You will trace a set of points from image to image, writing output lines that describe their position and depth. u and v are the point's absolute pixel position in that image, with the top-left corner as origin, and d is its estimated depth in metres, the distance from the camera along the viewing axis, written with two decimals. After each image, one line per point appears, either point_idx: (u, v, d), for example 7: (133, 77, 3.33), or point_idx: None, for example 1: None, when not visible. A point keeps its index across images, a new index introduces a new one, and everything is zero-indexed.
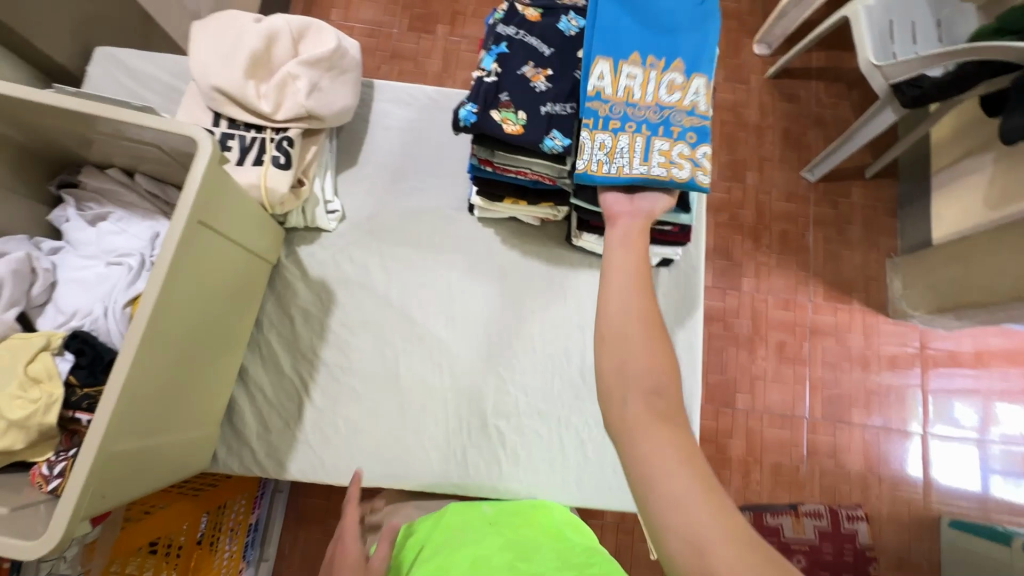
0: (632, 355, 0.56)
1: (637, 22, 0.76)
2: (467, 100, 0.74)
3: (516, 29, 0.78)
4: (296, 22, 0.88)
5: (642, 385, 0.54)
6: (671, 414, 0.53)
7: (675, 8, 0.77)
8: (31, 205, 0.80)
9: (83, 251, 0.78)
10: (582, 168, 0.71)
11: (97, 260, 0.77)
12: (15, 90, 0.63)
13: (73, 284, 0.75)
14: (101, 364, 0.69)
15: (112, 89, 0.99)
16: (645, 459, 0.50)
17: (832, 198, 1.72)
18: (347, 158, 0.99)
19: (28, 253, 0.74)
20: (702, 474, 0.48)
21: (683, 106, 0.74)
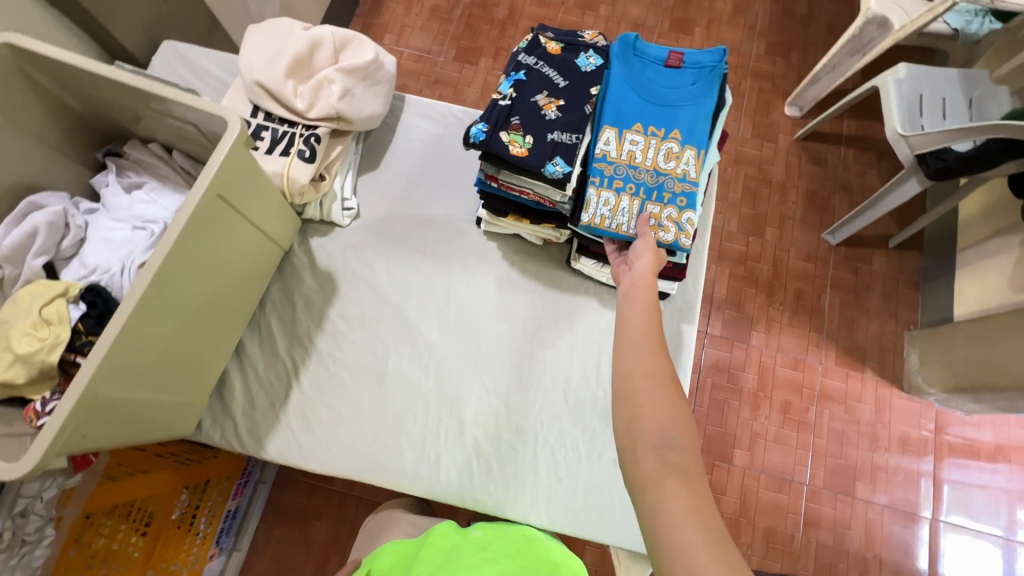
0: (640, 412, 0.55)
1: (638, 97, 0.82)
2: (479, 120, 0.77)
3: (536, 60, 0.82)
4: (340, 34, 0.96)
5: (653, 438, 0.53)
6: (686, 466, 0.51)
7: (679, 80, 0.83)
8: (76, 168, 0.88)
9: (114, 214, 0.85)
10: (588, 222, 0.79)
11: (125, 224, 0.84)
12: (88, 64, 0.71)
13: (100, 242, 0.82)
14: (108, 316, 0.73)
15: (170, 77, 1.08)
16: (652, 513, 0.49)
17: (852, 263, 1.70)
18: (370, 163, 1.05)
19: (66, 209, 0.81)
20: (714, 529, 0.46)
21: (678, 173, 0.80)
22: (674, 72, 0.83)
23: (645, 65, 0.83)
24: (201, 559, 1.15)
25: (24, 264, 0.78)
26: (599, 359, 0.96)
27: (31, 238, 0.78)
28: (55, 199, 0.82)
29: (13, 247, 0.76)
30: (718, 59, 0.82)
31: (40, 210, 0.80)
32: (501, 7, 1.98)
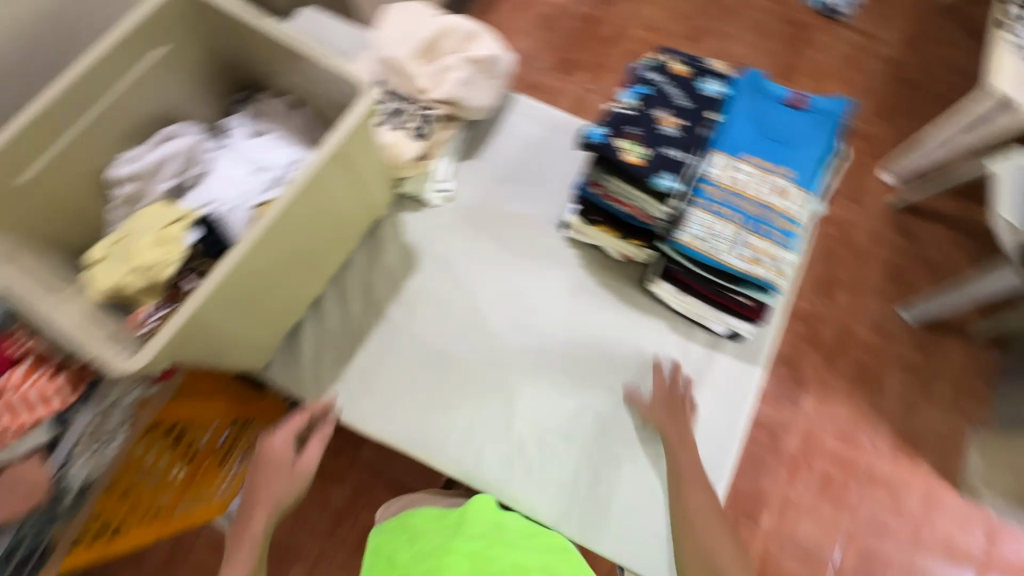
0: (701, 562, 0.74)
1: (756, 130, 0.83)
2: (599, 124, 0.79)
3: (661, 77, 0.82)
4: (470, 24, 1.00)
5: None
6: None
7: (801, 122, 0.83)
8: (209, 108, 0.95)
9: (234, 153, 0.90)
10: (681, 240, 0.81)
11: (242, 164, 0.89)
12: (248, 12, 0.80)
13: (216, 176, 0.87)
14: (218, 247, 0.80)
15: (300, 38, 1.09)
16: None
17: (925, 346, 1.61)
18: (470, 151, 1.09)
19: (197, 142, 0.88)
20: None
21: (783, 210, 0.80)
22: (798, 112, 0.83)
23: (767, 100, 0.84)
24: (228, 496, 1.16)
25: (154, 184, 0.85)
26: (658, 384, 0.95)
27: (164, 163, 0.85)
28: (188, 131, 0.89)
29: (149, 167, 0.84)
30: (840, 108, 0.83)
31: (175, 140, 0.87)
32: (608, 25, 2.02)
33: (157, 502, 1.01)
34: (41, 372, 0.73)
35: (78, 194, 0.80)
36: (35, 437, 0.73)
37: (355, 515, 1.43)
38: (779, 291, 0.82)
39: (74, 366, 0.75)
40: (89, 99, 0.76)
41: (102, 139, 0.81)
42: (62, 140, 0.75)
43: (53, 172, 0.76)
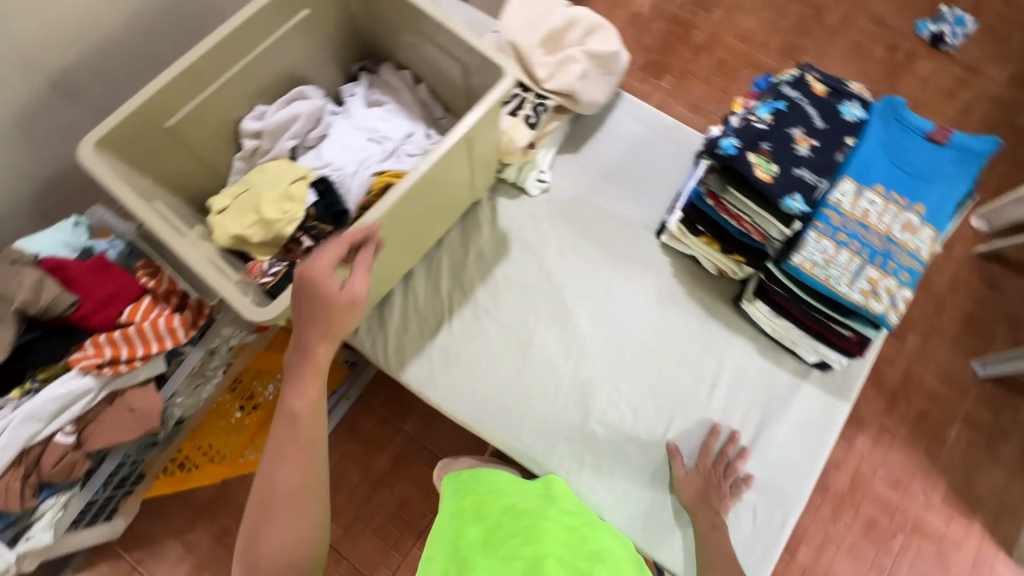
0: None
1: (890, 161, 0.80)
2: (730, 134, 0.77)
3: (800, 95, 0.80)
4: (594, 18, 0.99)
5: None
6: None
7: (940, 158, 0.79)
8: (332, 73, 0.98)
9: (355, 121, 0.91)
10: (796, 262, 0.79)
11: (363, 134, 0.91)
12: None
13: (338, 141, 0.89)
14: (335, 211, 0.81)
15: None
16: None
17: (995, 404, 1.54)
18: (572, 145, 1.08)
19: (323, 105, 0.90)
20: None
21: (908, 246, 0.77)
22: (937, 147, 0.80)
23: (906, 131, 0.81)
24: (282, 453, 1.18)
25: (278, 142, 0.88)
26: (738, 403, 0.94)
27: (291, 122, 0.87)
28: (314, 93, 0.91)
29: (277, 125, 0.86)
30: (992, 150, 0.77)
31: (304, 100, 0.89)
32: (701, 32, 1.98)
33: (220, 452, 1.02)
34: (161, 305, 0.77)
35: (210, 144, 0.84)
36: (152, 366, 0.75)
37: (394, 485, 1.44)
38: (890, 330, 0.80)
39: (192, 304, 0.79)
40: (239, 54, 0.80)
41: (239, 94, 0.84)
42: (206, 90, 0.79)
43: (194, 120, 0.80)
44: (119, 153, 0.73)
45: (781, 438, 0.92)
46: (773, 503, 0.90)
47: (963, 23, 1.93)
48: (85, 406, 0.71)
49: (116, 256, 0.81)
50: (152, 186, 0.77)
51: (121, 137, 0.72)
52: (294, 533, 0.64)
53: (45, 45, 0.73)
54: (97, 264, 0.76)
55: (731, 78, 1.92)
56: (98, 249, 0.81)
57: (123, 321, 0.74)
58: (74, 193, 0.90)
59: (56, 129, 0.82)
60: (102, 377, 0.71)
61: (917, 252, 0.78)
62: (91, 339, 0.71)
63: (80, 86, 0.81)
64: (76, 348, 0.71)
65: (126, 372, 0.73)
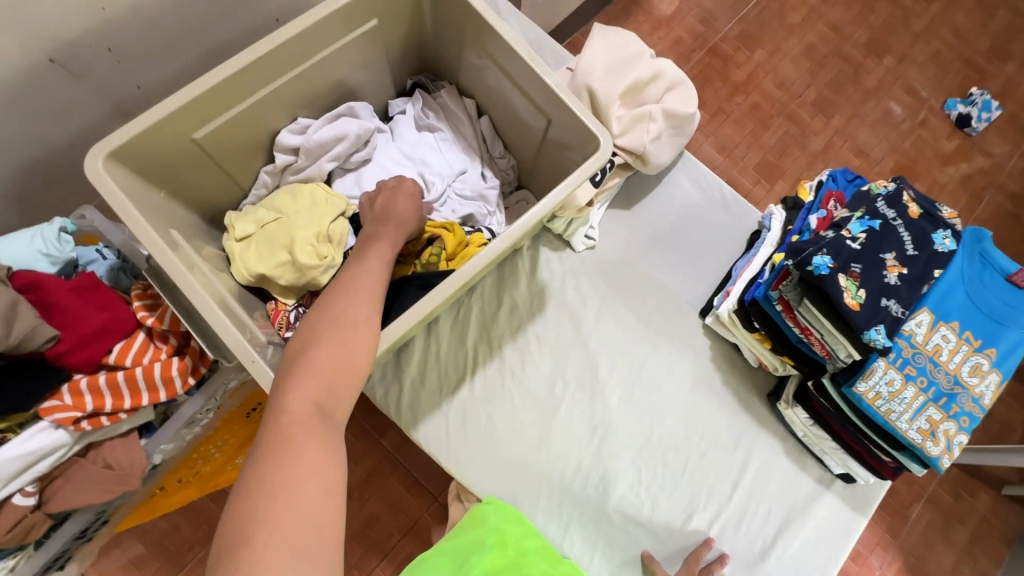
0: None
1: (971, 298, 0.75)
2: (823, 249, 0.71)
3: (896, 216, 0.74)
4: (675, 75, 0.91)
5: None
6: None
7: (1020, 304, 0.76)
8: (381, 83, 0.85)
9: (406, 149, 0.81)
10: (860, 390, 0.74)
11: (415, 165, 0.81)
12: (488, 13, 0.70)
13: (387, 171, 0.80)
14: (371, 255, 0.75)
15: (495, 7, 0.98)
16: None
17: (958, 489, 1.58)
18: (625, 201, 1.00)
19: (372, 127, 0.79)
20: None
21: (974, 391, 0.75)
22: (1018, 291, 0.76)
23: (990, 267, 0.76)
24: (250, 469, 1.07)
25: (317, 161, 0.77)
26: (759, 503, 0.91)
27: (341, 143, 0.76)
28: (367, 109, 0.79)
29: (318, 144, 0.75)
30: None
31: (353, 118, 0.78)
32: (740, 70, 1.91)
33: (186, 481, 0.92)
34: (156, 345, 0.66)
35: (239, 154, 0.74)
36: (140, 417, 0.66)
37: (361, 501, 1.25)
38: (940, 471, 0.77)
39: (192, 350, 0.68)
40: (290, 65, 0.69)
41: (279, 104, 0.73)
42: (244, 102, 0.68)
43: (226, 131, 0.70)
44: (131, 165, 0.62)
45: (796, 549, 0.89)
46: None
47: (990, 108, 1.94)
48: (53, 464, 0.61)
49: (105, 270, 0.70)
50: (166, 204, 0.67)
51: (137, 149, 0.62)
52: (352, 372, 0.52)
53: (54, 17, 0.59)
54: (83, 283, 0.63)
55: (763, 124, 1.87)
56: (82, 262, 0.69)
57: (110, 363, 0.64)
58: (53, 177, 0.76)
59: (48, 110, 0.68)
60: (78, 432, 0.61)
61: (978, 396, 0.76)
62: (70, 385, 0.61)
63: (85, 62, 0.66)
64: (50, 396, 0.60)
65: (107, 425, 0.63)
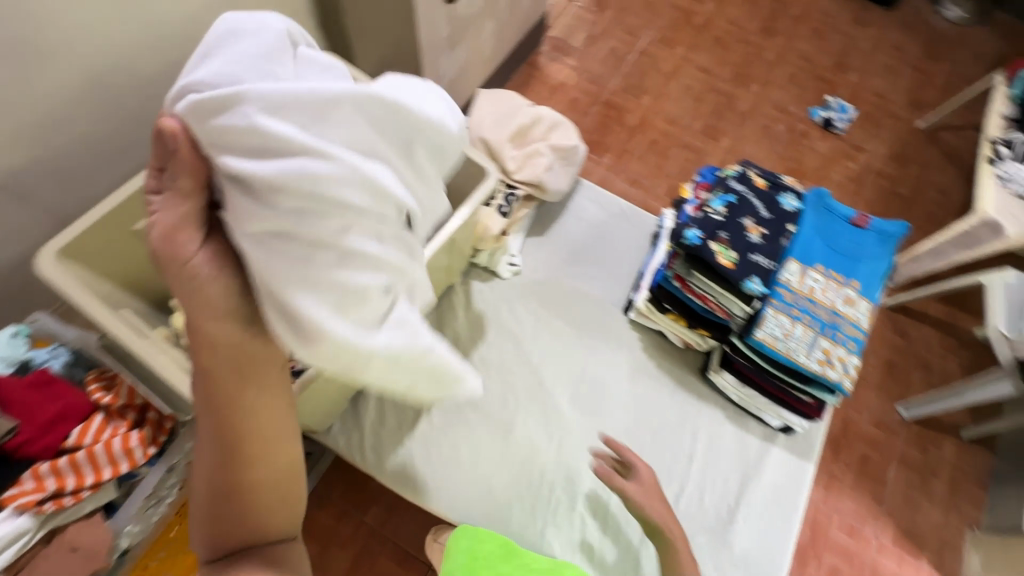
0: None
1: (826, 243, 0.90)
2: (693, 225, 0.85)
3: (746, 189, 0.90)
4: (555, 116, 1.07)
5: None
6: None
7: (865, 240, 0.92)
8: None
9: (310, 137, 0.40)
10: (759, 336, 0.85)
11: (367, 173, 0.42)
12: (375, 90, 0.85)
13: (356, 221, 0.43)
14: None
15: None
16: None
17: (923, 443, 1.57)
18: (538, 229, 1.13)
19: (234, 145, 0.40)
20: None
21: (851, 318, 0.87)
22: (861, 230, 0.92)
23: (836, 217, 0.92)
24: None
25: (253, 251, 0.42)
26: (717, 472, 0.97)
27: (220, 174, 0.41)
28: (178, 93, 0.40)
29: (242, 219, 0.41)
30: (903, 231, 0.91)
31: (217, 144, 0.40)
32: (633, 115, 2.19)
33: None
34: (115, 422, 0.70)
35: None
36: (100, 496, 0.68)
37: None
38: (847, 394, 0.87)
39: (152, 417, 0.73)
40: None
41: None
42: None
43: None
44: (79, 260, 0.71)
45: (759, 504, 0.95)
46: (752, 567, 0.91)
47: (846, 110, 2.27)
48: (15, 553, 0.62)
49: (60, 367, 0.73)
50: (115, 292, 0.75)
51: (83, 244, 0.71)
52: (275, 488, 0.54)
53: (4, 150, 0.69)
54: (38, 379, 0.68)
55: (663, 155, 2.12)
56: (36, 361, 0.72)
57: (70, 446, 0.67)
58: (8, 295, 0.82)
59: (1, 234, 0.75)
60: (41, 515, 0.63)
61: (857, 322, 0.88)
62: (30, 472, 0.63)
63: (30, 187, 0.75)
64: (11, 485, 0.62)
65: (69, 506, 0.65)
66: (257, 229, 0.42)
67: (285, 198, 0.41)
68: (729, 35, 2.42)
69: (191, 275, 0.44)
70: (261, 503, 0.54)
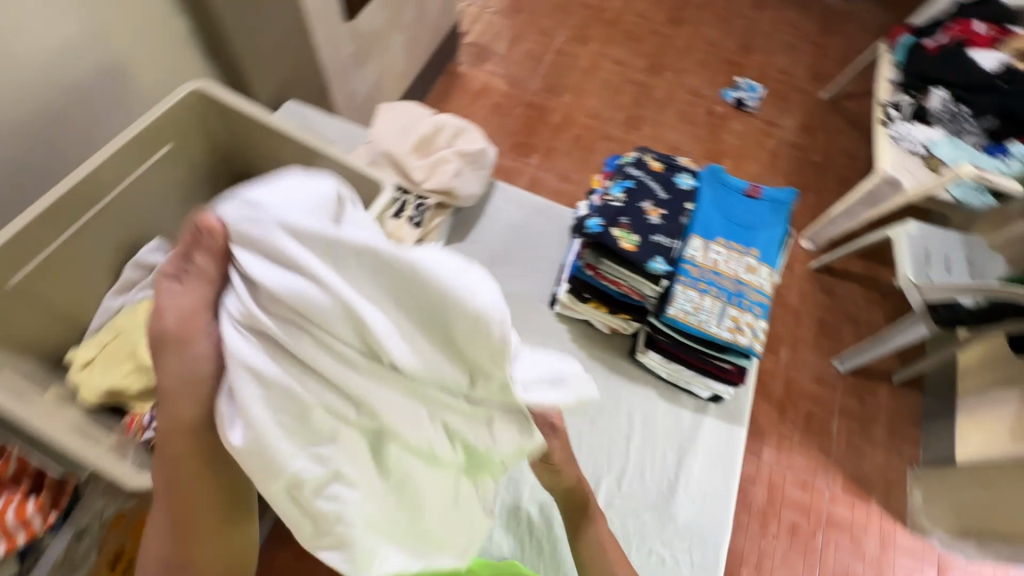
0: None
1: (723, 216, 0.95)
2: (594, 215, 0.89)
3: (643, 173, 0.94)
4: (459, 122, 1.08)
5: None
6: None
7: (759, 209, 0.97)
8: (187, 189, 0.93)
9: (310, 264, 0.42)
10: (671, 313, 0.89)
11: (357, 310, 0.43)
12: (260, 114, 0.84)
13: (331, 344, 0.44)
14: None
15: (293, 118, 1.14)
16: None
17: (859, 392, 1.62)
18: (457, 234, 1.14)
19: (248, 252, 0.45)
20: None
21: (754, 284, 0.92)
22: (754, 201, 0.97)
23: (730, 191, 0.97)
24: None
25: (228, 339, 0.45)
26: (655, 449, 1.00)
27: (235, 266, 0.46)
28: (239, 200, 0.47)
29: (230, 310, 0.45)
30: (791, 198, 0.97)
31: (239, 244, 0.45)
32: (555, 112, 2.23)
33: None
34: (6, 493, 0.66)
35: (69, 293, 0.80)
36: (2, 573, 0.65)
37: None
38: (760, 355, 0.91)
39: (49, 483, 0.69)
40: (92, 201, 0.78)
41: (98, 238, 0.81)
42: (52, 245, 0.75)
43: (43, 272, 0.75)
44: None
45: (697, 474, 0.98)
46: (697, 537, 0.93)
47: (755, 89, 2.39)
48: None
49: None
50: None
51: None
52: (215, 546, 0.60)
53: None
54: None
55: (589, 149, 2.17)
56: None
57: None
58: None
59: None
60: None
61: (761, 288, 0.93)
62: None
63: None
64: None
65: None
66: (247, 324, 0.45)
67: (276, 308, 0.44)
68: (639, 28, 2.51)
69: (191, 354, 0.51)
70: (213, 548, 0.59)
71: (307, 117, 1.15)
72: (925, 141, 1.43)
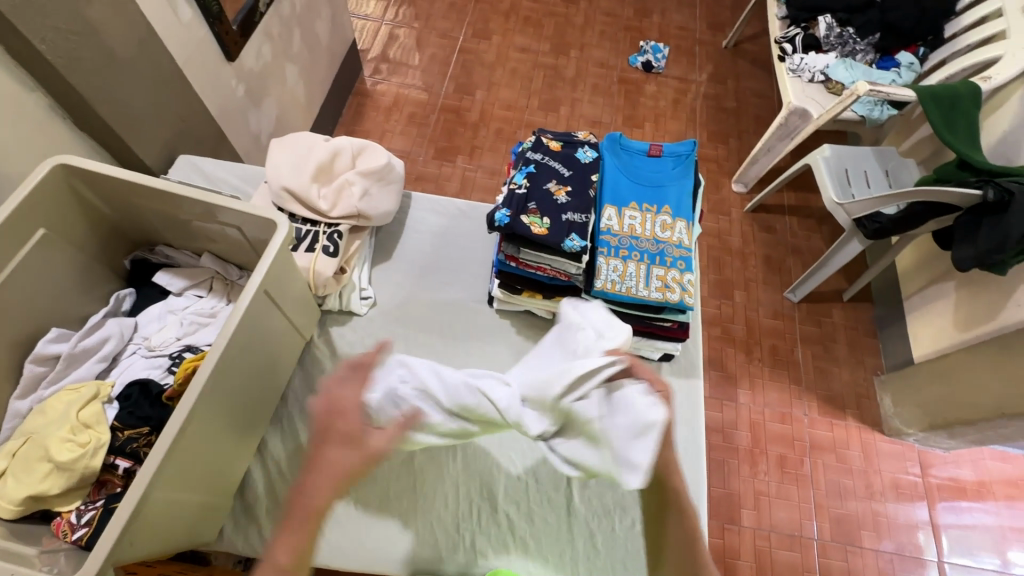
0: None
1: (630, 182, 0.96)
2: (502, 207, 0.88)
3: (543, 156, 0.95)
4: (357, 142, 1.06)
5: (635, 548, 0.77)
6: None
7: (663, 167, 0.99)
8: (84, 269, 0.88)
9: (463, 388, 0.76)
10: (600, 286, 0.88)
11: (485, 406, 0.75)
12: (135, 175, 0.80)
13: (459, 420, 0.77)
14: (144, 405, 0.76)
15: (190, 173, 1.12)
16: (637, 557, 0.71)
17: (815, 317, 1.66)
18: (383, 255, 1.12)
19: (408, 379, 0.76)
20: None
21: (674, 241, 0.93)
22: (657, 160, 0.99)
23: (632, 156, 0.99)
24: None
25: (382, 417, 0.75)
26: None
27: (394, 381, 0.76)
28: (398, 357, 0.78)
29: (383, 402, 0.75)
30: (691, 148, 0.99)
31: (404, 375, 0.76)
32: (472, 111, 2.22)
33: None
34: None
35: None
36: None
37: None
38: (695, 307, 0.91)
39: None
40: None
41: None
42: None
43: None
44: None
45: None
46: None
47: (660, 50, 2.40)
48: None
49: None
50: None
51: None
52: None
53: None
54: None
55: (512, 140, 2.16)
56: None
57: None
58: None
59: None
60: None
61: (681, 242, 0.94)
62: None
63: None
64: None
65: None
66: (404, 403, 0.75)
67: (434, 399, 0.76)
68: (536, 13, 2.52)
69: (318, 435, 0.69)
70: None
71: (205, 168, 1.14)
72: (821, 67, 1.47)
